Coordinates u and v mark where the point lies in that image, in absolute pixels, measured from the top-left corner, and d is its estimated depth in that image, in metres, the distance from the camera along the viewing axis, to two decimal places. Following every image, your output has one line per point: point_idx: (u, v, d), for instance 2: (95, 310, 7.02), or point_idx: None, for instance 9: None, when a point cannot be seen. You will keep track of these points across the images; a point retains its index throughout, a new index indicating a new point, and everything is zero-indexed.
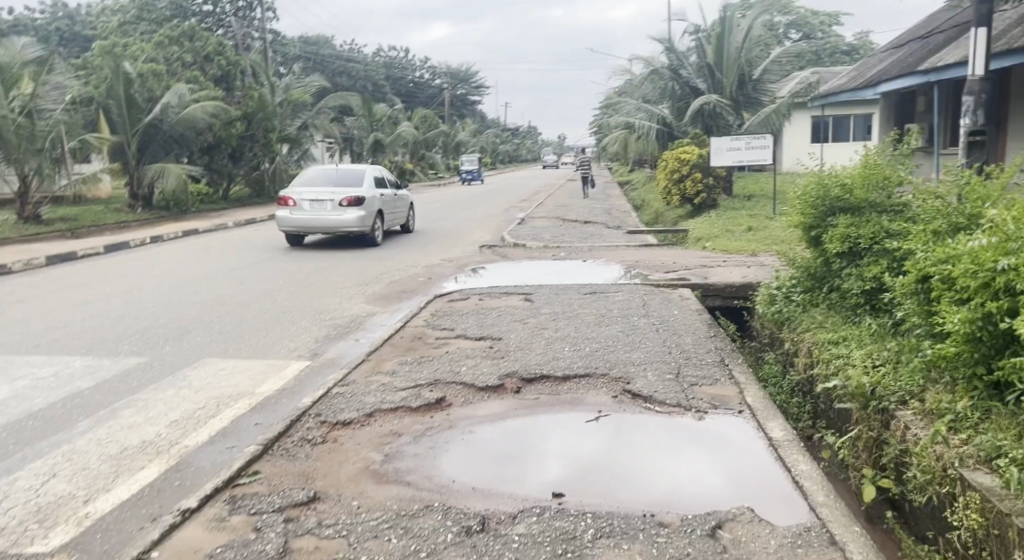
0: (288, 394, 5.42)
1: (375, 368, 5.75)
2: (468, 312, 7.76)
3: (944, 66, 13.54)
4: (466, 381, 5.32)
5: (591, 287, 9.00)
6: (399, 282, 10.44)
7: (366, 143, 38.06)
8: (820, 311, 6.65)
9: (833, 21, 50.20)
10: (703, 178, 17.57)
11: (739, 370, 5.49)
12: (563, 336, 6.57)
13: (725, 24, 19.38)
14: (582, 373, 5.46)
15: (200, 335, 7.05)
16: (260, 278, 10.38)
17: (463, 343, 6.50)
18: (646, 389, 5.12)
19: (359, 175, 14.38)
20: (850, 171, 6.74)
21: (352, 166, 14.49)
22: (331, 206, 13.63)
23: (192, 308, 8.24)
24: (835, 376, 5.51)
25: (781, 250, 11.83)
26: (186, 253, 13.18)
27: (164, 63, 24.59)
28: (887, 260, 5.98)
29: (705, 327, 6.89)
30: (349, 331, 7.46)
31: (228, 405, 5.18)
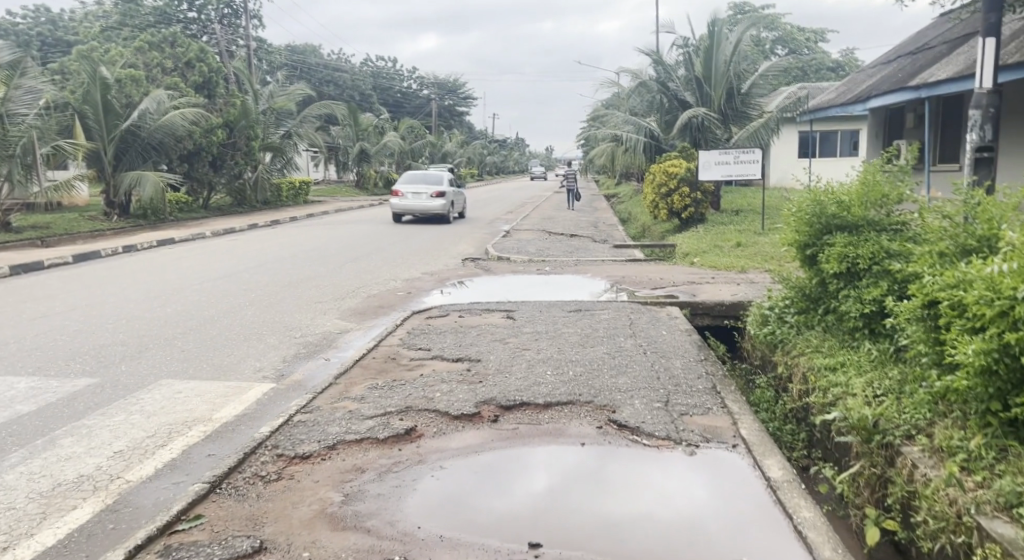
0: (248, 421, 5.03)
1: (344, 392, 5.37)
2: (446, 330, 7.39)
3: (936, 81, 13.31)
4: (440, 408, 4.95)
5: (576, 304, 8.65)
6: (377, 296, 10.06)
7: (352, 153, 37.73)
8: (815, 334, 6.32)
9: (819, 37, 50.52)
10: (691, 192, 17.29)
11: (732, 399, 5.14)
12: (545, 357, 6.21)
13: (713, 37, 19.20)
14: (564, 400, 5.10)
15: (159, 353, 6.66)
16: (232, 291, 9.97)
17: (440, 365, 6.12)
18: (633, 419, 4.75)
19: (441, 178, 21.87)
20: (848, 186, 6.44)
21: (434, 173, 22.01)
22: (426, 196, 21.11)
23: (156, 323, 7.82)
24: (833, 406, 5.17)
25: (772, 267, 11.54)
26: (158, 263, 12.77)
27: (144, 68, 24.15)
28: (887, 282, 5.67)
29: (695, 349, 6.56)
30: (320, 350, 7.07)
31: (180, 433, 4.78)
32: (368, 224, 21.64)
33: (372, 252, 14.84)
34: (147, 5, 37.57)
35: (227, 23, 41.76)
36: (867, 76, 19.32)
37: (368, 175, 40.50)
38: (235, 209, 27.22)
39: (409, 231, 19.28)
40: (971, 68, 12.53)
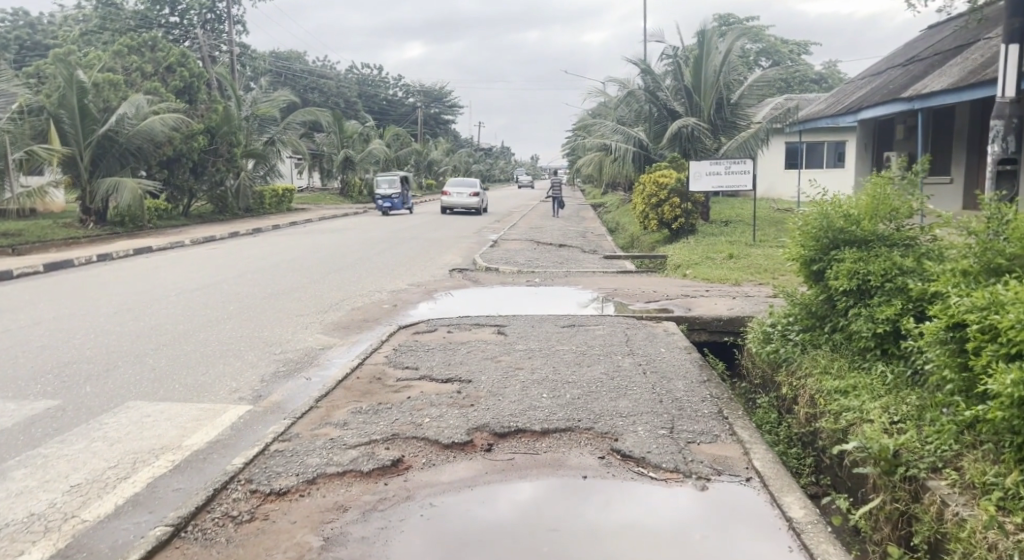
0: (222, 449, 4.66)
1: (326, 416, 5.00)
2: (435, 347, 7.03)
3: (930, 93, 13.05)
4: (429, 436, 4.59)
5: (569, 319, 8.33)
6: (362, 308, 9.69)
7: (336, 160, 37.37)
8: (823, 353, 6.02)
9: (803, 49, 50.76)
10: (681, 203, 17.05)
11: (741, 425, 4.83)
12: (540, 377, 5.88)
13: (703, 46, 19.04)
14: (563, 427, 4.76)
15: (129, 372, 6.26)
16: (209, 302, 9.56)
17: (429, 386, 5.76)
18: (638, 448, 4.42)
19: (473, 183, 29.40)
20: (855, 198, 6.16)
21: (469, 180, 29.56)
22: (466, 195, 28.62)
23: (128, 338, 7.43)
24: (848, 434, 4.87)
25: (767, 280, 11.32)
26: (133, 273, 12.31)
27: (122, 73, 23.68)
28: (901, 300, 5.37)
29: (696, 368, 6.26)
30: (300, 369, 6.70)
31: (146, 463, 4.40)
32: (353, 233, 21.28)
33: (358, 262, 14.51)
34: (128, 9, 37.00)
35: (210, 28, 41.29)
36: (856, 87, 19.18)
37: (353, 182, 40.14)
38: (216, 216, 26.74)
39: (394, 240, 18.91)
40: (967, 80, 12.27)
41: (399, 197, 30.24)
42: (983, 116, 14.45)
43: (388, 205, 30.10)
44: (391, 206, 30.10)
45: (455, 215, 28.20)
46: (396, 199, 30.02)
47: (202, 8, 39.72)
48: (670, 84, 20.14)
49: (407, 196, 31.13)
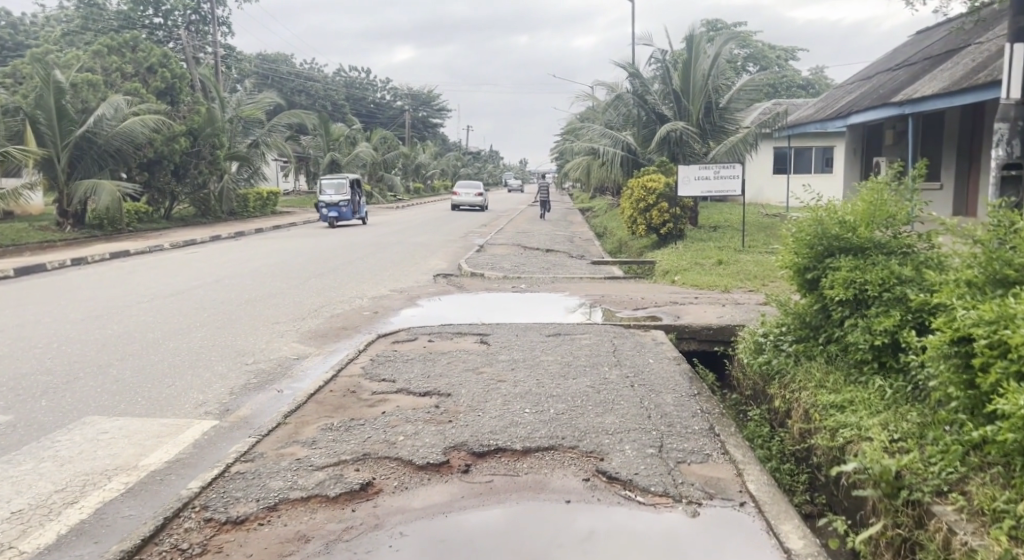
0: (181, 470, 4.35)
1: (294, 434, 4.71)
2: (414, 357, 6.75)
3: (921, 97, 12.87)
4: (403, 456, 4.30)
5: (555, 327, 8.07)
6: (340, 316, 9.38)
7: (322, 162, 37.03)
8: (817, 366, 5.76)
9: (790, 55, 50.79)
10: (670, 208, 16.83)
11: (734, 444, 4.56)
12: (523, 390, 5.62)
13: (692, 49, 18.85)
14: (545, 445, 4.49)
15: (89, 384, 5.94)
16: (181, 310, 9.22)
17: (405, 400, 5.47)
18: (624, 469, 4.15)
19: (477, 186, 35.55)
20: (850, 203, 5.92)
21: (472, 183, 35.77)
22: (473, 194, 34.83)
23: (93, 348, 7.11)
24: (846, 453, 4.61)
25: (757, 287, 11.11)
26: (107, 278, 11.95)
27: (102, 73, 23.23)
28: (900, 310, 5.12)
29: (686, 381, 6.01)
30: (272, 380, 6.39)
31: (97, 486, 4.11)
32: (337, 236, 21.00)
33: (341, 266, 14.20)
34: (111, 9, 36.51)
35: (194, 29, 40.88)
36: (845, 92, 19.01)
37: None
38: (198, 219, 26.37)
39: (379, 244, 18.62)
40: (960, 83, 12.08)
41: (347, 205, 25.35)
42: (974, 121, 14.30)
43: (334, 214, 25.07)
44: (338, 215, 25.11)
45: (461, 213, 34.16)
46: (344, 208, 25.06)
47: (186, 9, 39.29)
48: (659, 88, 19.94)
49: (357, 204, 25.99)
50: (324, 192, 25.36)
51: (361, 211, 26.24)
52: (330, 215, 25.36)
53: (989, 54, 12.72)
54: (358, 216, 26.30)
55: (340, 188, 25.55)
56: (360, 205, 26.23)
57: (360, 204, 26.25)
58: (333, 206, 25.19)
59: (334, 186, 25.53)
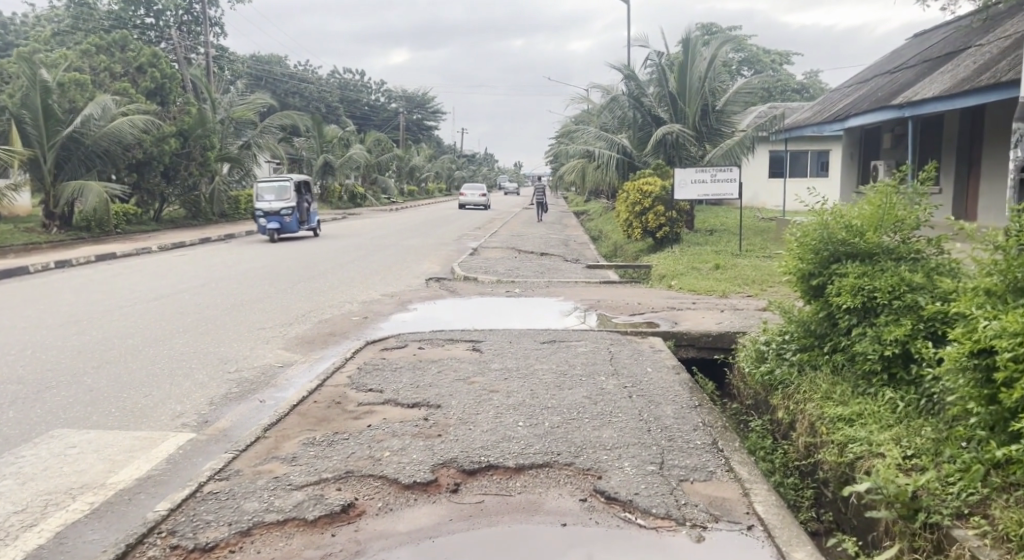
0: (151, 488, 4.10)
1: (273, 449, 4.45)
2: (403, 366, 6.49)
3: (923, 100, 12.68)
4: (389, 475, 4.04)
5: (549, 334, 7.83)
6: (329, 321, 9.12)
7: (315, 164, 36.82)
8: (822, 376, 5.51)
9: (784, 60, 50.69)
10: (666, 211, 16.59)
11: (738, 461, 4.32)
12: (516, 401, 5.37)
13: (688, 51, 18.64)
14: (540, 462, 4.24)
15: (60, 394, 5.70)
16: (165, 315, 8.96)
17: (393, 412, 5.22)
18: (624, 489, 3.90)
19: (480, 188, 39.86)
20: (857, 207, 5.68)
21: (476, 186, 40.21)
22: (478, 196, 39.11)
23: (67, 355, 6.85)
24: (857, 470, 4.37)
25: (755, 293, 10.89)
26: (89, 281, 11.66)
27: (90, 73, 22.91)
28: (912, 319, 4.87)
29: (686, 392, 5.77)
30: (255, 390, 6.14)
31: (59, 507, 3.86)
32: (328, 239, 20.72)
33: (331, 270, 13.92)
34: (102, 9, 36.25)
35: (186, 30, 40.62)
36: (843, 94, 18.79)
37: (333, 188, 39.65)
38: (188, 221, 26.06)
39: (371, 247, 18.36)
40: (960, 86, 11.91)
41: (292, 213, 20.15)
42: (974, 125, 14.11)
43: (276, 225, 19.88)
44: (280, 227, 20.02)
45: (462, 214, 35.83)
46: (288, 216, 19.94)
47: (178, 10, 38.98)
48: (654, 90, 19.73)
49: (306, 211, 20.88)
50: (263, 197, 20.15)
51: (310, 221, 21.16)
52: (270, 225, 20.07)
53: (991, 56, 12.53)
54: (308, 227, 21.18)
55: (283, 192, 20.32)
56: (308, 213, 21.14)
57: (311, 212, 21.21)
58: (274, 214, 19.95)
59: (275, 190, 20.29)
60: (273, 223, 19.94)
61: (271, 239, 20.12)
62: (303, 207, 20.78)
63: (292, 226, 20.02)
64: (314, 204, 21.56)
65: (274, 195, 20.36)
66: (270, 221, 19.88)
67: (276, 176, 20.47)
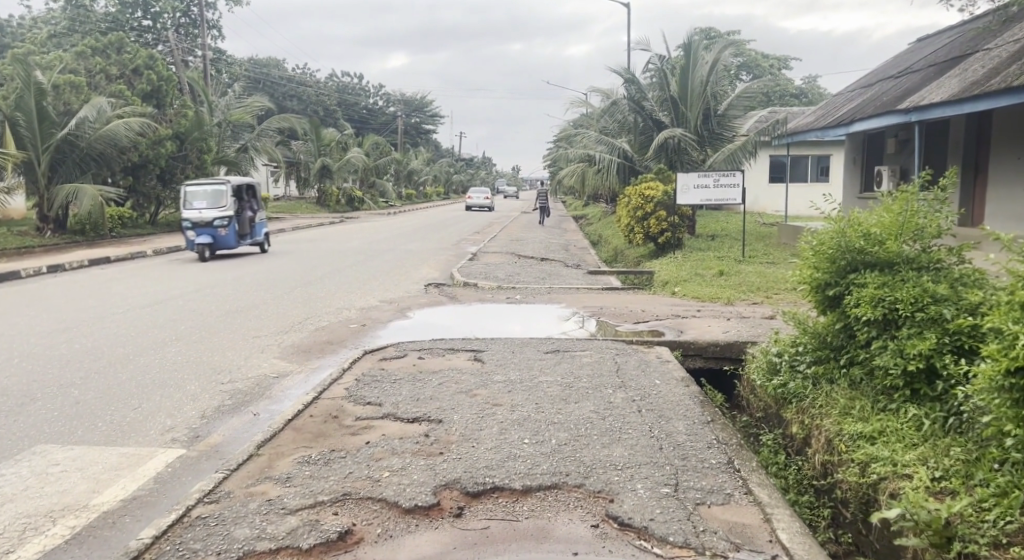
0: (138, 511, 3.87)
1: (266, 468, 4.23)
2: (402, 377, 6.26)
3: (929, 104, 12.49)
4: (389, 498, 3.82)
5: (553, 343, 7.61)
6: (326, 329, 8.90)
7: (313, 168, 36.69)
8: (839, 390, 5.30)
9: (782, 65, 50.64)
10: (668, 216, 16.38)
11: (757, 483, 4.10)
12: (521, 415, 5.15)
13: (689, 55, 18.45)
14: (548, 483, 4.01)
15: (45, 407, 5.47)
16: (157, 322, 8.74)
17: (393, 427, 5.00)
18: (639, 515, 3.67)
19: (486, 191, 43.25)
20: (876, 214, 5.46)
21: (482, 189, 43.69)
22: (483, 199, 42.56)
23: (55, 365, 6.61)
24: (881, 493, 4.15)
25: (761, 300, 10.69)
26: (81, 287, 11.42)
27: (85, 75, 22.68)
28: (936, 332, 4.65)
29: (697, 406, 5.55)
30: (249, 402, 5.92)
31: (37, 532, 3.64)
32: (326, 244, 20.51)
33: (328, 275, 13.69)
34: (98, 12, 36.09)
35: (184, 32, 40.44)
36: (847, 99, 18.59)
37: (331, 191, 39.46)
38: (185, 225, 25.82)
39: (369, 252, 18.15)
40: (968, 91, 11.74)
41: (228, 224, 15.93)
42: (981, 131, 13.92)
43: (207, 238, 15.63)
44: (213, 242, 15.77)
45: (460, 218, 35.70)
46: (223, 228, 15.75)
47: (175, 12, 38.77)
48: (656, 94, 19.54)
49: (247, 221, 16.66)
50: (192, 204, 15.92)
51: (253, 234, 16.88)
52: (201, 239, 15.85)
53: (999, 60, 12.36)
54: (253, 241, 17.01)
55: (218, 199, 16.10)
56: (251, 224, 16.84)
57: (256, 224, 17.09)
58: (204, 226, 15.66)
59: (208, 196, 16.10)
60: (204, 236, 15.68)
61: (202, 257, 15.84)
62: (245, 218, 16.59)
63: (228, 240, 15.81)
64: (261, 213, 17.42)
65: (206, 202, 16.14)
66: (200, 233, 15.63)
67: (209, 179, 16.25)
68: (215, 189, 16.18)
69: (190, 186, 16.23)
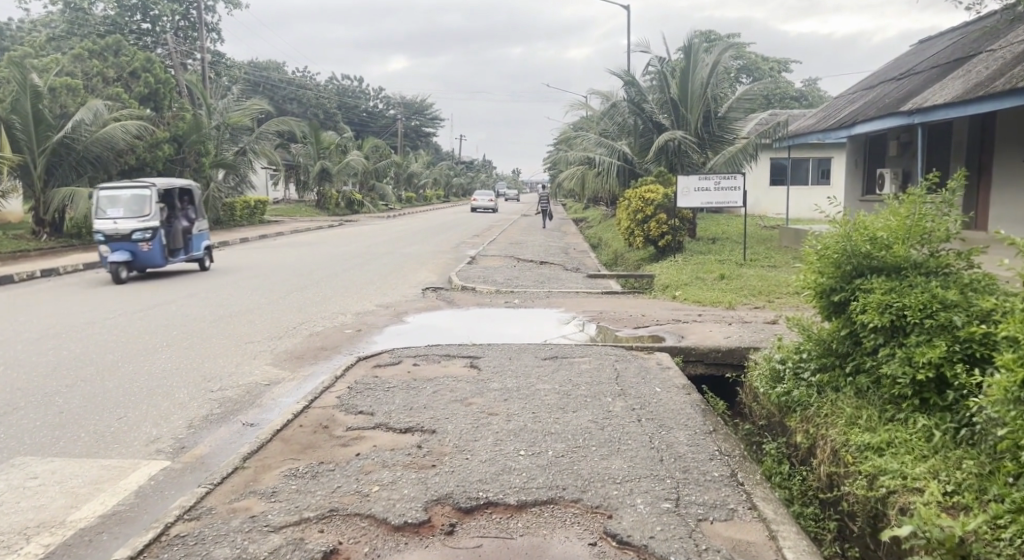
0: (115, 528, 3.71)
1: (251, 483, 4.07)
2: (396, 385, 6.09)
3: (932, 106, 12.32)
4: (378, 514, 3.66)
5: (551, 350, 7.44)
6: (321, 334, 8.73)
7: (312, 171, 36.58)
8: (845, 399, 5.14)
9: (782, 67, 50.55)
10: (668, 219, 16.22)
11: (761, 497, 3.94)
12: (517, 425, 4.99)
13: (689, 57, 18.30)
14: (544, 498, 3.86)
15: (28, 418, 5.32)
16: (148, 328, 8.58)
17: (384, 438, 4.84)
18: (638, 533, 3.52)
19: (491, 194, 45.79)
20: (883, 217, 5.30)
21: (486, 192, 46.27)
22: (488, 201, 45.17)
23: (41, 373, 6.46)
24: (891, 507, 4.00)
25: (762, 305, 10.53)
26: (73, 291, 11.27)
27: (82, 78, 22.53)
28: (946, 340, 4.49)
29: (698, 415, 5.39)
30: (238, 410, 5.77)
31: (9, 551, 3.49)
32: (323, 247, 20.37)
33: (324, 279, 13.53)
34: (97, 15, 36.03)
35: (182, 35, 40.36)
36: (849, 101, 18.42)
37: (330, 194, 39.34)
38: None
39: (366, 255, 17.98)
40: (971, 93, 11.58)
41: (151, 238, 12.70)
42: (984, 132, 13.75)
43: (123, 256, 12.41)
44: (131, 260, 12.56)
45: (459, 221, 35.55)
46: (144, 244, 12.54)
47: (174, 15, 38.65)
48: (656, 97, 19.40)
49: (178, 233, 13.51)
50: (106, 212, 12.68)
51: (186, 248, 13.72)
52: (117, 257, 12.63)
53: (1004, 61, 12.21)
54: (188, 257, 13.85)
55: (140, 206, 12.88)
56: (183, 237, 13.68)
57: (193, 235, 13.92)
58: (121, 239, 12.45)
59: (126, 203, 12.84)
60: (120, 252, 12.44)
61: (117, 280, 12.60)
62: (176, 229, 13.37)
63: (152, 258, 12.62)
64: (200, 222, 14.28)
65: (124, 210, 12.87)
66: (116, 249, 12.41)
67: (129, 181, 13.00)
68: (137, 193, 12.89)
69: (104, 190, 12.95)
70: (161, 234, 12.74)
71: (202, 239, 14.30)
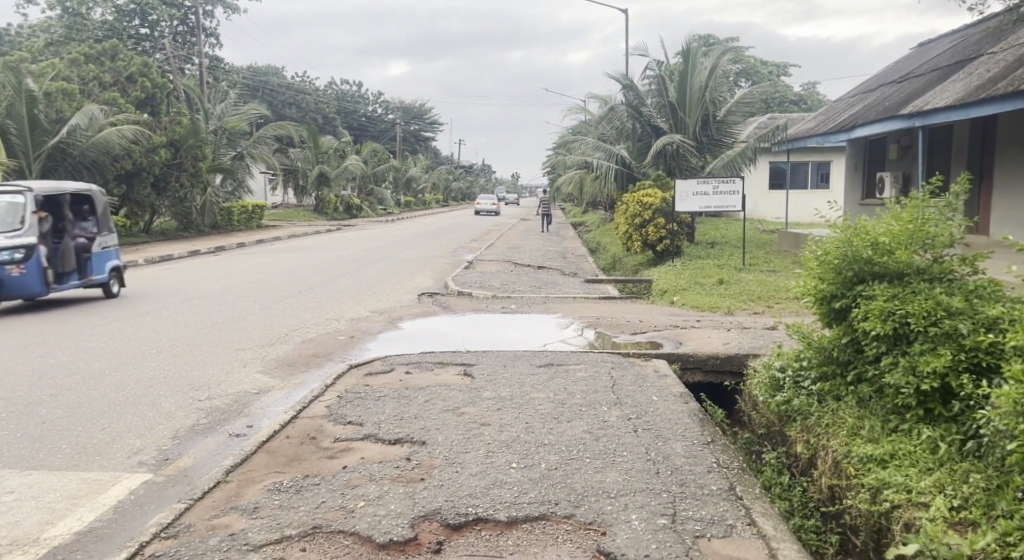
0: (89, 547, 3.58)
1: (232, 498, 3.94)
2: (387, 394, 5.96)
3: (933, 109, 12.21)
4: (363, 532, 3.52)
5: (546, 357, 7.31)
6: (313, 341, 8.60)
7: (311, 175, 36.46)
8: (846, 408, 5.01)
9: (781, 71, 50.48)
10: (667, 224, 16.10)
11: (761, 512, 3.81)
12: (510, 437, 4.86)
13: (688, 60, 18.21)
14: (536, 514, 3.72)
15: (8, 428, 5.19)
16: (137, 334, 8.45)
17: (372, 450, 4.71)
18: (634, 552, 3.38)
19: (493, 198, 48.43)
20: (885, 222, 5.17)
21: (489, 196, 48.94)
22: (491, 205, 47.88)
23: (25, 383, 6.31)
24: (896, 523, 3.87)
25: (761, 311, 10.41)
26: (65, 297, 11.14)
27: (78, 82, 22.42)
28: (951, 349, 4.35)
29: (696, 425, 5.25)
30: (225, 420, 5.64)
31: None
32: (320, 252, 20.22)
33: (319, 284, 13.39)
34: (96, 20, 35.98)
35: (181, 40, 40.31)
36: (848, 104, 18.32)
37: (328, 199, 39.24)
38: (179, 233, 25.51)
39: (363, 261, 17.84)
40: (973, 96, 11.48)
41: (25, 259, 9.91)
42: (986, 135, 13.63)
43: None
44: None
45: (458, 225, 35.45)
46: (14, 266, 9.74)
47: (173, 19, 38.58)
48: (654, 101, 19.29)
49: (67, 250, 10.58)
50: None
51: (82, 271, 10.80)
52: None
53: (1006, 64, 12.09)
54: (86, 281, 10.90)
55: (15, 218, 10.11)
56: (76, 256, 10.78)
57: (92, 256, 11.03)
58: None
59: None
60: None
61: None
62: (66, 246, 10.55)
63: (28, 285, 9.83)
64: (105, 238, 11.38)
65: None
66: None
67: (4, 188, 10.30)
68: (13, 203, 10.20)
69: None
70: (36, 255, 9.92)
71: (108, 259, 11.38)
